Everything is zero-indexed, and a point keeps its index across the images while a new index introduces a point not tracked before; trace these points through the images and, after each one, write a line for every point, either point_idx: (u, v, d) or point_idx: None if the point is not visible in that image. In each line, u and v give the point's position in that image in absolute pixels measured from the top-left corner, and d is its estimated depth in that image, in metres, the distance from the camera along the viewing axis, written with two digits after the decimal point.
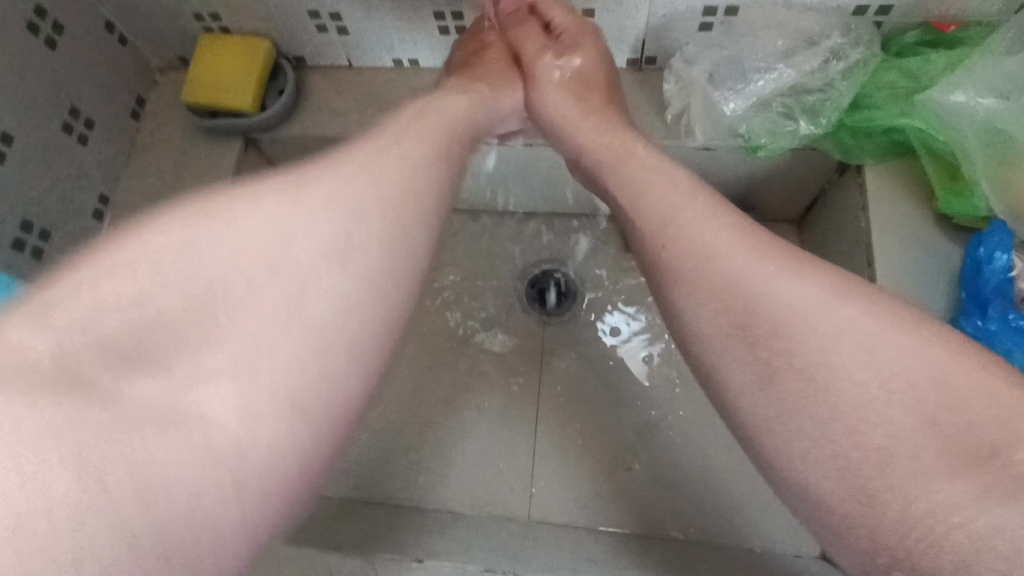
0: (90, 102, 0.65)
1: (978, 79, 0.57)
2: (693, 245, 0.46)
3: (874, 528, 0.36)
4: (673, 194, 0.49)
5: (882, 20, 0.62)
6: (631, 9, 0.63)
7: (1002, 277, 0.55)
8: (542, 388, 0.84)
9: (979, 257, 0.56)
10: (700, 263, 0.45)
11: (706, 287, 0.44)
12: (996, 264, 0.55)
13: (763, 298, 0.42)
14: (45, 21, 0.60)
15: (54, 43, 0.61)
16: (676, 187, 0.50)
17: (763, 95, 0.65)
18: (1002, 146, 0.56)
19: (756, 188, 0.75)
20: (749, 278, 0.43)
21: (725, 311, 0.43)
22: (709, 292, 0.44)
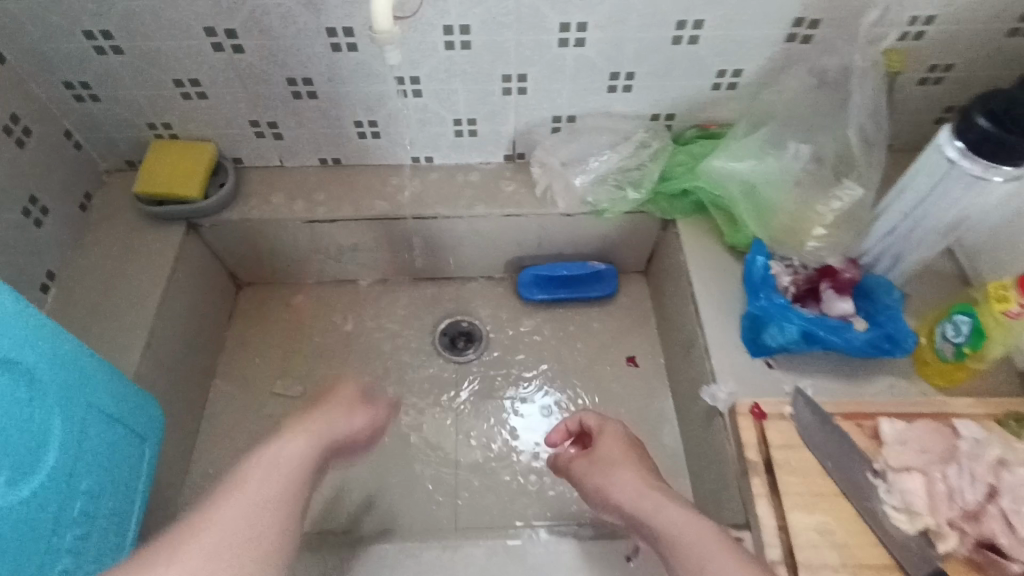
0: (47, 194, 0.77)
1: (731, 152, 0.78)
2: (641, 499, 0.57)
3: None
4: (631, 490, 0.59)
5: (670, 123, 0.84)
6: (502, 117, 0.83)
7: (764, 271, 0.73)
8: (460, 412, 0.87)
9: (748, 261, 0.74)
10: (665, 549, 0.53)
11: (660, 516, 0.54)
12: (757, 264, 0.74)
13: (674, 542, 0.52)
14: (18, 125, 0.73)
15: (23, 143, 0.73)
16: (636, 487, 0.59)
17: (600, 173, 0.84)
18: (755, 198, 0.77)
19: (613, 249, 0.93)
20: (671, 531, 0.53)
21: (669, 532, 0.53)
22: (662, 522, 0.54)
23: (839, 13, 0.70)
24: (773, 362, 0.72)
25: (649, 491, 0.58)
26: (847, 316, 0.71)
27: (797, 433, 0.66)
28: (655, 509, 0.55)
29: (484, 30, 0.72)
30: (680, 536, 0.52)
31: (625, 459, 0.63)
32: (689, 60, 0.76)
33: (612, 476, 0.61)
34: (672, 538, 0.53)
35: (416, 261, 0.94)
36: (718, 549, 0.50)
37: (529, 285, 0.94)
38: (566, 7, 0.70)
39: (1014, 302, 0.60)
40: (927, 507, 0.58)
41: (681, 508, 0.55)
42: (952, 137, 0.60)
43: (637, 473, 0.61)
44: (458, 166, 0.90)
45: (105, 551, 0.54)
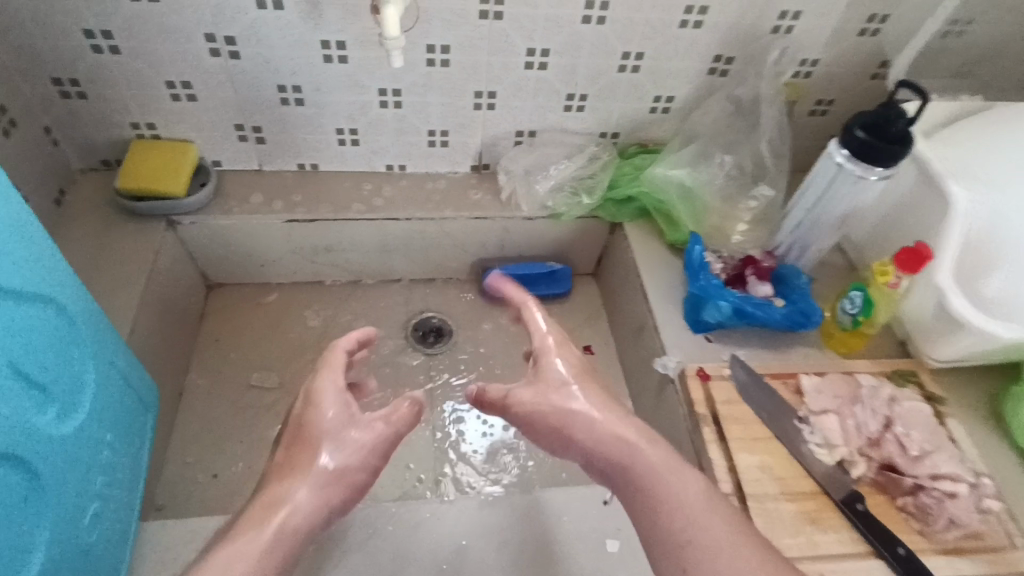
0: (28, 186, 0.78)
1: (668, 163, 0.92)
2: (625, 446, 0.60)
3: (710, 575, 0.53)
4: (614, 435, 0.61)
5: (616, 140, 0.98)
6: (472, 130, 0.93)
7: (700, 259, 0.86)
8: (433, 399, 0.93)
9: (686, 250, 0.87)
10: (651, 497, 0.57)
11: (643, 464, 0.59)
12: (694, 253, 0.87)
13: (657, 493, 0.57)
14: (4, 117, 0.74)
15: (8, 134, 0.75)
16: (631, 438, 0.61)
17: (558, 181, 0.96)
18: (689, 200, 0.91)
19: (568, 252, 1.05)
20: (651, 480, 0.58)
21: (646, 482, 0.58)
22: (643, 466, 0.59)
23: (748, 52, 0.87)
24: (712, 337, 0.85)
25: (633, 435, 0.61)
26: (769, 297, 0.85)
27: (735, 390, 0.77)
28: (636, 456, 0.59)
29: (461, 51, 0.83)
30: (667, 497, 0.57)
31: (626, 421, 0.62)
32: (631, 86, 0.91)
33: (614, 429, 0.61)
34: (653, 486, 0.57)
35: (388, 262, 1.00)
36: (691, 501, 0.57)
37: (493, 284, 1.03)
38: (531, 34, 0.82)
39: (892, 274, 0.76)
40: (841, 440, 0.70)
41: (659, 455, 0.59)
42: (838, 147, 0.76)
43: (620, 428, 0.61)
44: (429, 174, 0.99)
45: (117, 531, 0.54)
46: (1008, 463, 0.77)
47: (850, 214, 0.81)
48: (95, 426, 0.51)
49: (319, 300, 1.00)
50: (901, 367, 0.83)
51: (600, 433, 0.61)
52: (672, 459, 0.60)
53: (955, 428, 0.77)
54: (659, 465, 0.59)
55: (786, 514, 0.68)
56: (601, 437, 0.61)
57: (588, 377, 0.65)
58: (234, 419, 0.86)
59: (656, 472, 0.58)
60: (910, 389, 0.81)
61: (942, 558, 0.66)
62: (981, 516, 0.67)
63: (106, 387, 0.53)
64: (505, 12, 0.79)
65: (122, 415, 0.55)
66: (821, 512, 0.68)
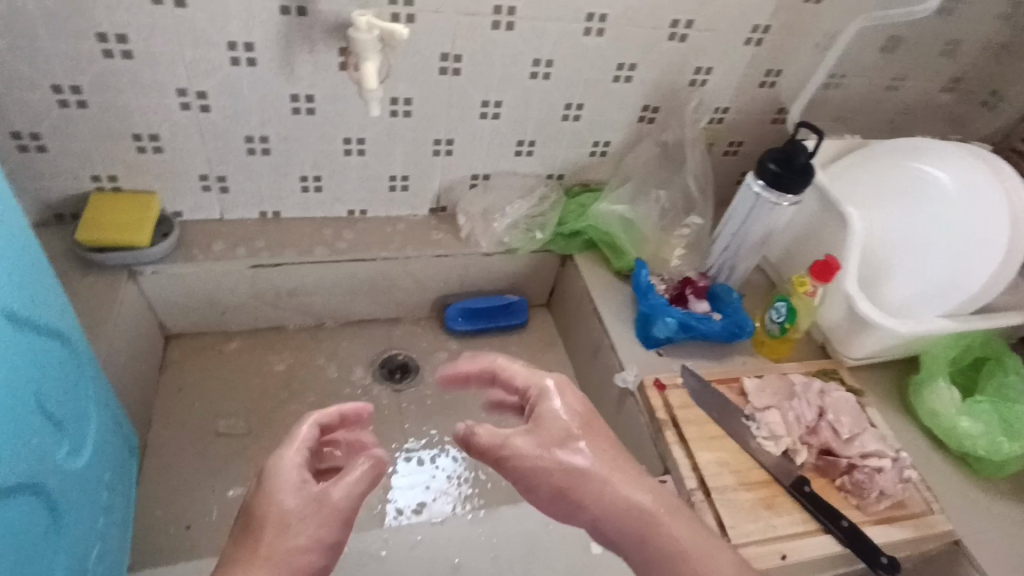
0: None
1: (610, 199, 1.03)
2: (620, 500, 0.58)
3: None
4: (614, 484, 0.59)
5: (562, 181, 1.08)
6: (431, 174, 1.00)
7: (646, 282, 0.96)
8: (404, 433, 0.95)
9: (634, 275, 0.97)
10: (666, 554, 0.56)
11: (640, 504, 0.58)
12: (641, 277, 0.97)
13: (659, 543, 0.57)
14: None
15: None
16: (623, 479, 0.59)
17: (513, 219, 1.04)
18: (631, 232, 1.02)
19: (523, 285, 1.12)
20: (652, 533, 0.57)
21: (650, 533, 0.57)
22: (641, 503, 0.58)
23: (671, 102, 1.01)
24: (663, 351, 0.94)
25: (623, 476, 0.59)
26: (707, 312, 0.96)
27: (689, 396, 0.85)
28: (626, 497, 0.58)
29: (422, 103, 0.91)
30: (677, 546, 0.56)
31: (611, 466, 0.59)
32: (573, 132, 1.01)
33: (608, 474, 0.59)
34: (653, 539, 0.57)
35: (352, 302, 1.03)
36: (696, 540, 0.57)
37: (454, 319, 1.08)
38: (486, 88, 0.92)
39: (809, 284, 0.89)
40: (784, 431, 0.80)
41: (643, 492, 0.58)
42: (755, 178, 0.89)
43: (609, 468, 0.59)
44: (389, 217, 1.04)
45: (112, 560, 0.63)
46: (917, 442, 0.89)
47: (768, 236, 0.94)
48: (94, 465, 0.59)
49: (282, 345, 1.01)
50: (823, 366, 0.95)
51: (604, 491, 0.58)
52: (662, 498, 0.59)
53: (875, 415, 0.88)
54: (632, 511, 0.58)
55: (745, 502, 0.75)
56: (613, 502, 0.58)
57: (586, 422, 0.62)
58: (203, 468, 0.85)
59: (615, 512, 0.58)
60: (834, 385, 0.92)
61: (878, 527, 0.75)
62: (903, 486, 0.77)
63: (101, 432, 0.61)
64: (462, 68, 0.89)
65: (113, 462, 0.64)
66: (774, 498, 0.76)
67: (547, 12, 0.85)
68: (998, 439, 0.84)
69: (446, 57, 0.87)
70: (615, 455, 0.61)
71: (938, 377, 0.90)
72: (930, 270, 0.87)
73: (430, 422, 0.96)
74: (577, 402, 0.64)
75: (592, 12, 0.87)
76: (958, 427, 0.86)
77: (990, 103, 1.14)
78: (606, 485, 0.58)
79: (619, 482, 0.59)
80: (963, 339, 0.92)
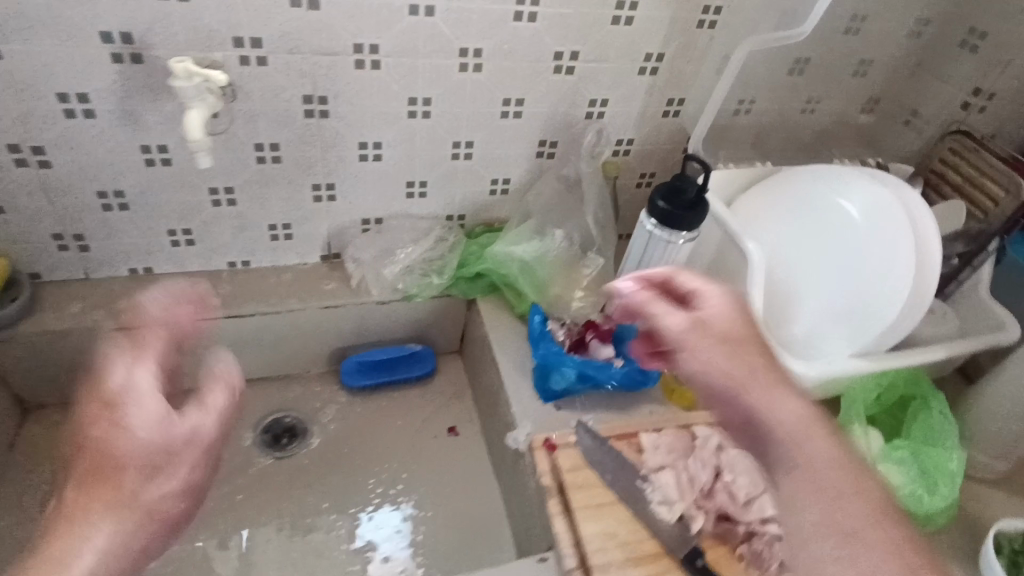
0: None
1: (510, 240, 0.97)
2: (783, 412, 0.62)
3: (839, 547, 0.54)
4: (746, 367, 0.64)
5: (463, 222, 1.02)
6: (315, 221, 0.94)
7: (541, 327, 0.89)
8: (285, 504, 0.87)
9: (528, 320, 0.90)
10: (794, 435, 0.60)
11: (778, 409, 0.62)
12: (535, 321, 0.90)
13: (797, 442, 0.60)
14: None
15: None
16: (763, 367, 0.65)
17: (407, 264, 0.97)
18: (532, 274, 0.95)
19: (428, 332, 1.05)
20: (797, 419, 0.61)
21: (786, 423, 0.61)
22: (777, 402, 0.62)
23: (569, 136, 0.95)
24: (562, 405, 0.87)
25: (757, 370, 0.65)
26: (610, 357, 0.89)
27: (581, 457, 0.78)
28: (775, 399, 0.62)
29: (291, 148, 0.85)
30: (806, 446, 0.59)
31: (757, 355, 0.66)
32: (467, 170, 0.96)
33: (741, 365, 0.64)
34: (790, 432, 0.60)
35: (237, 360, 0.96)
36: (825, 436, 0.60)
37: (352, 372, 1.01)
38: (360, 129, 0.86)
39: None
40: (677, 496, 0.72)
41: (787, 391, 0.63)
42: (648, 216, 0.83)
43: (729, 354, 0.65)
44: (276, 267, 0.98)
45: None
46: None
47: None
48: None
49: None
50: None
51: (717, 369, 0.65)
52: (775, 382, 0.64)
53: None
54: (795, 415, 0.61)
55: None
56: (717, 368, 0.65)
57: (740, 312, 0.69)
58: None
59: (779, 411, 0.61)
60: None
61: None
62: None
63: None
64: (330, 110, 0.83)
65: None
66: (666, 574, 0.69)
67: (417, 49, 0.80)
68: (918, 492, 0.77)
69: (310, 101, 0.81)
70: (735, 354, 0.65)
71: (855, 423, 0.83)
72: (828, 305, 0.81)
73: (317, 490, 0.89)
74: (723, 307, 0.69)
75: (465, 47, 0.81)
76: None
77: (914, 123, 1.07)
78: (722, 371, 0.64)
79: (772, 389, 0.63)
80: (880, 377, 0.85)
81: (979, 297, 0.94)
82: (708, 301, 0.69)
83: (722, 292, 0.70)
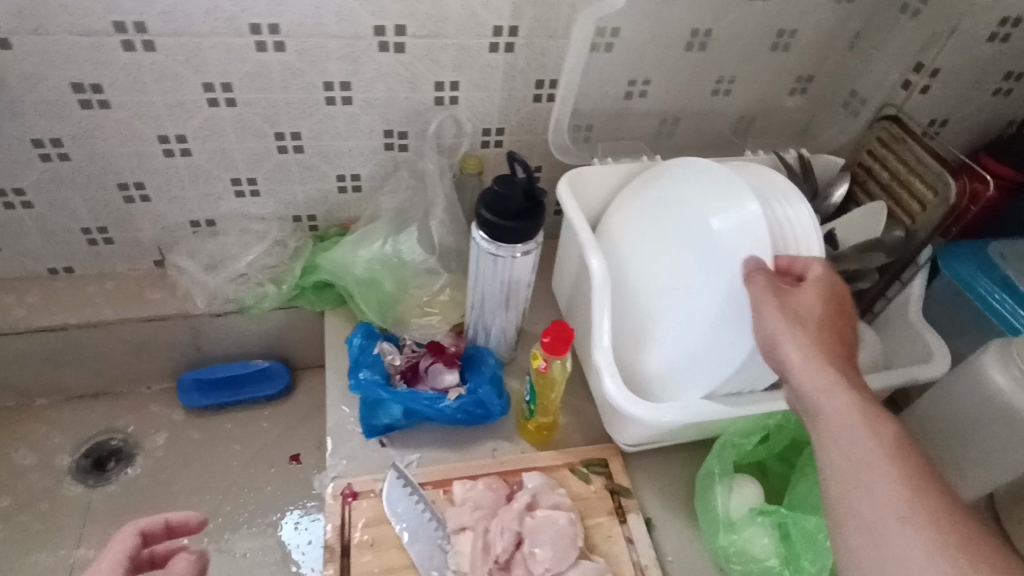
0: None
1: (352, 246, 0.85)
2: (799, 355, 0.55)
3: (939, 518, 0.45)
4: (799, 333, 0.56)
5: (314, 223, 0.91)
6: (136, 224, 0.85)
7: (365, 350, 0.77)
8: (90, 538, 0.80)
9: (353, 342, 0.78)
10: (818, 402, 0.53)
11: (800, 365, 0.55)
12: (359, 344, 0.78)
13: (819, 405, 0.53)
14: None
15: None
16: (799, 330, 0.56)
17: (243, 272, 0.87)
18: (372, 287, 0.83)
19: (283, 345, 0.95)
20: (814, 380, 0.54)
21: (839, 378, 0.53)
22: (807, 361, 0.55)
23: (417, 125, 0.82)
24: (387, 441, 0.75)
25: (802, 330, 0.56)
26: (448, 385, 0.77)
27: (381, 508, 0.67)
28: (802, 355, 0.55)
29: (78, 144, 0.75)
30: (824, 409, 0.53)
31: (818, 322, 0.57)
32: (303, 166, 0.84)
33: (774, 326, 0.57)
34: (820, 395, 0.53)
35: (63, 375, 0.89)
36: (839, 399, 0.52)
37: (192, 390, 0.92)
38: (156, 122, 0.75)
39: (541, 356, 0.69)
40: (470, 566, 0.60)
41: (803, 349, 0.55)
42: (476, 228, 0.69)
43: (794, 319, 0.57)
44: (104, 274, 0.89)
45: None
46: (695, 560, 0.68)
47: (516, 292, 0.75)
48: None
49: None
50: (590, 456, 0.74)
51: (794, 335, 0.56)
52: (821, 342, 0.56)
53: (636, 524, 0.69)
54: (821, 369, 0.54)
55: None
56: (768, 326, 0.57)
57: (814, 284, 0.59)
58: None
59: (808, 372, 0.54)
60: (596, 482, 0.72)
61: None
62: None
63: None
64: (109, 99, 0.72)
65: None
66: None
67: (195, 27, 0.68)
68: (779, 568, 0.63)
69: (81, 88, 0.70)
70: (827, 312, 0.58)
71: (720, 476, 0.68)
72: (681, 337, 0.67)
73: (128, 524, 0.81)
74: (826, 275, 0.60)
75: (256, 24, 0.69)
76: (731, 544, 0.65)
77: (852, 105, 0.90)
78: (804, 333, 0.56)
79: (799, 343, 0.55)
80: (761, 419, 0.70)
81: (908, 320, 0.78)
82: (803, 270, 0.60)
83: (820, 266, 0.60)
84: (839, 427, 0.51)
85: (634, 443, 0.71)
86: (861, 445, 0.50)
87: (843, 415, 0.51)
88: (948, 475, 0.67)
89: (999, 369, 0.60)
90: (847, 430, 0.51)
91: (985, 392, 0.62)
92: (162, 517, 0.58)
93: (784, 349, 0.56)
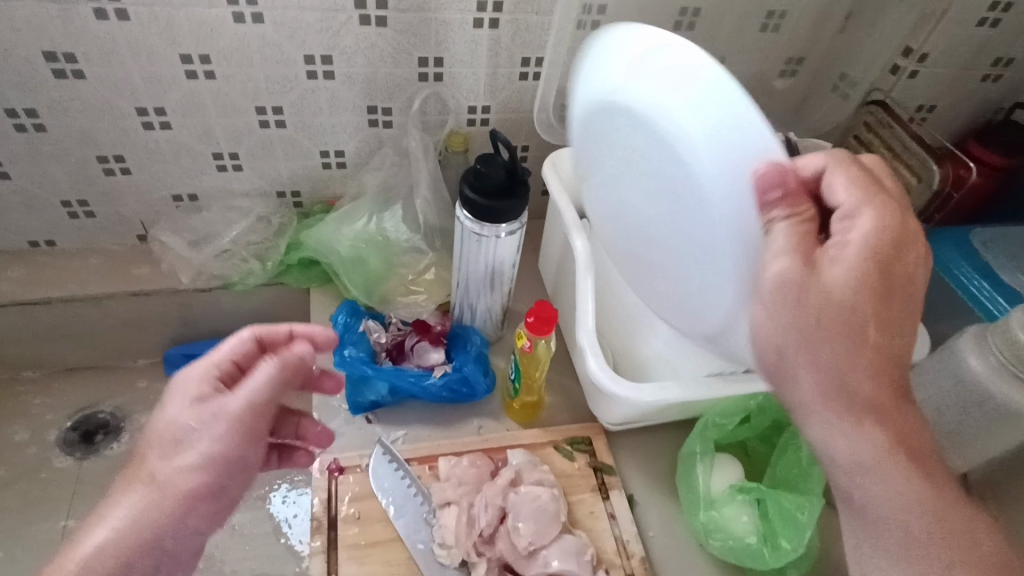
0: None
1: (337, 223, 0.84)
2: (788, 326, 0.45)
3: (902, 492, 0.45)
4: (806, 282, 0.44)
5: (300, 199, 0.90)
6: (117, 199, 0.84)
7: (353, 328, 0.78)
8: (76, 512, 0.80)
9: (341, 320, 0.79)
10: (807, 379, 0.45)
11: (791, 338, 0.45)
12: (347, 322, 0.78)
13: (815, 375, 0.45)
14: None
15: None
16: (805, 278, 0.44)
17: (227, 248, 0.86)
18: (357, 265, 0.83)
19: (269, 323, 0.94)
20: (814, 354, 0.44)
21: (836, 350, 0.44)
22: (793, 329, 0.45)
23: (403, 101, 0.81)
24: (373, 418, 0.76)
25: (806, 289, 0.44)
26: (434, 364, 0.78)
27: (367, 483, 0.68)
28: (793, 327, 0.45)
29: (54, 115, 0.74)
30: (819, 380, 0.45)
31: (859, 269, 0.44)
32: (287, 141, 0.83)
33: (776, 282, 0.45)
34: (814, 369, 0.45)
35: (47, 351, 0.88)
36: (834, 373, 0.44)
37: (180, 367, 0.92)
38: (135, 93, 0.74)
39: (526, 337, 0.70)
40: (454, 539, 0.61)
41: (800, 309, 0.44)
42: (460, 207, 0.69)
43: (808, 266, 0.44)
44: (85, 249, 0.88)
45: None
46: (676, 536, 0.70)
47: (501, 273, 0.74)
48: None
49: None
50: (574, 434, 0.75)
51: (796, 293, 0.44)
52: (843, 286, 0.44)
53: (618, 501, 0.70)
54: (823, 340, 0.44)
55: None
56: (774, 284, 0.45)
57: (849, 214, 0.47)
58: None
59: (803, 344, 0.45)
60: (579, 460, 0.73)
61: None
62: None
63: None
64: (85, 70, 0.71)
65: None
66: None
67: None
68: (758, 547, 0.64)
69: (55, 58, 0.69)
70: (851, 256, 0.45)
71: (702, 455, 0.70)
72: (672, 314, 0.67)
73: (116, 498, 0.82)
74: (868, 196, 0.47)
75: None
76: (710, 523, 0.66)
77: (841, 88, 0.91)
78: (810, 290, 0.44)
79: (808, 308, 0.44)
80: (742, 402, 0.71)
81: None
82: (833, 189, 0.48)
83: (852, 181, 0.48)
84: (826, 409, 0.45)
85: (618, 423, 0.73)
86: (837, 432, 0.45)
87: (831, 392, 0.45)
88: (931, 459, 0.68)
89: (974, 351, 0.62)
90: (833, 415, 0.45)
91: (959, 373, 0.63)
92: (283, 328, 0.56)
93: (775, 307, 0.45)
